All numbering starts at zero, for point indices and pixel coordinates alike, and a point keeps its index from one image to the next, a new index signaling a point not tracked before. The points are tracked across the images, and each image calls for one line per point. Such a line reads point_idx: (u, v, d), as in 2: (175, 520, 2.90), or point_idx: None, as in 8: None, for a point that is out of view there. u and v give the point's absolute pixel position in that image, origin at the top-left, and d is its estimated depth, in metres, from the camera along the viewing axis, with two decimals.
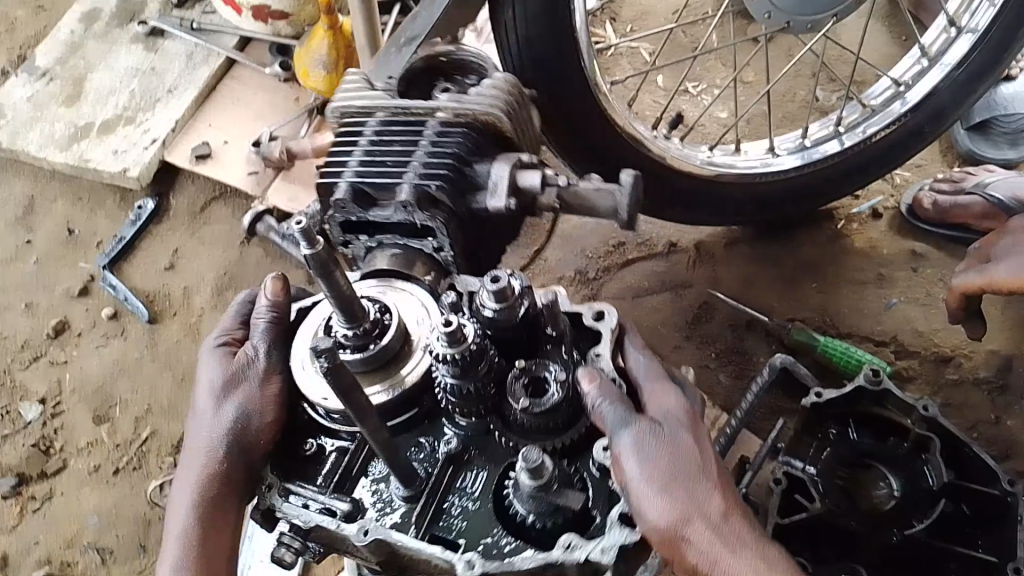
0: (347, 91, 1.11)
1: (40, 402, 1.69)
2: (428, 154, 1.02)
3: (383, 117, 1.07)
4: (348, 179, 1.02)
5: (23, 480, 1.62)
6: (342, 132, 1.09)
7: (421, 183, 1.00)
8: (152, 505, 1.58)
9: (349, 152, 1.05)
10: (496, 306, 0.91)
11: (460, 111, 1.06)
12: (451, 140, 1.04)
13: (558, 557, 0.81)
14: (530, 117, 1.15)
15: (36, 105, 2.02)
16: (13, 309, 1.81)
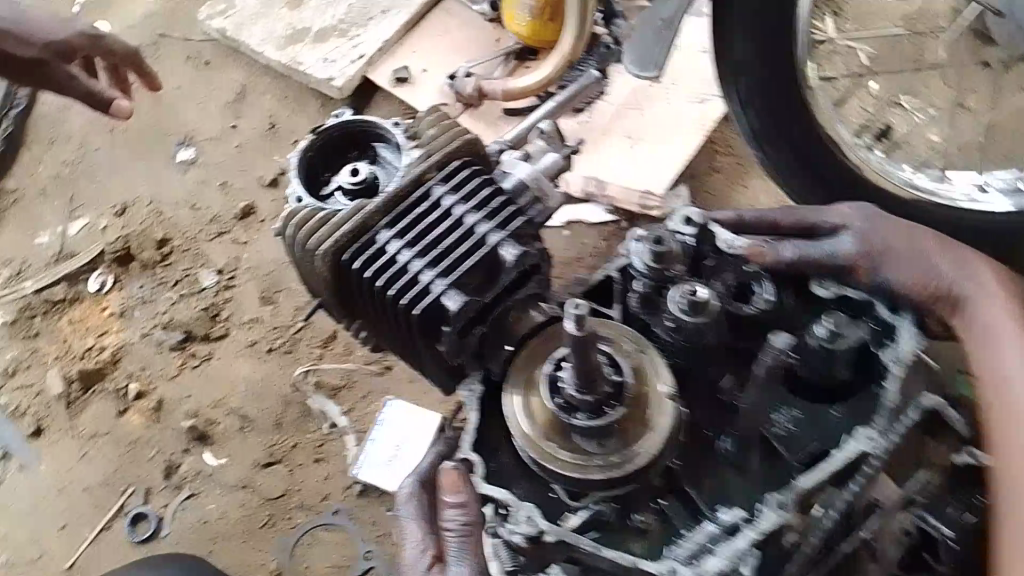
0: (322, 234, 1.06)
1: (218, 272, 1.85)
2: (467, 202, 1.06)
3: (384, 219, 1.06)
4: (443, 282, 1.01)
5: (190, 337, 1.77)
6: (364, 266, 1.05)
7: (493, 226, 1.04)
8: (295, 389, 1.73)
9: (411, 269, 1.03)
10: (653, 266, 1.02)
11: (424, 154, 1.09)
12: (460, 184, 1.08)
13: (899, 364, 1.03)
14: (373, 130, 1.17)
15: (264, 4, 2.16)
16: (209, 184, 1.96)
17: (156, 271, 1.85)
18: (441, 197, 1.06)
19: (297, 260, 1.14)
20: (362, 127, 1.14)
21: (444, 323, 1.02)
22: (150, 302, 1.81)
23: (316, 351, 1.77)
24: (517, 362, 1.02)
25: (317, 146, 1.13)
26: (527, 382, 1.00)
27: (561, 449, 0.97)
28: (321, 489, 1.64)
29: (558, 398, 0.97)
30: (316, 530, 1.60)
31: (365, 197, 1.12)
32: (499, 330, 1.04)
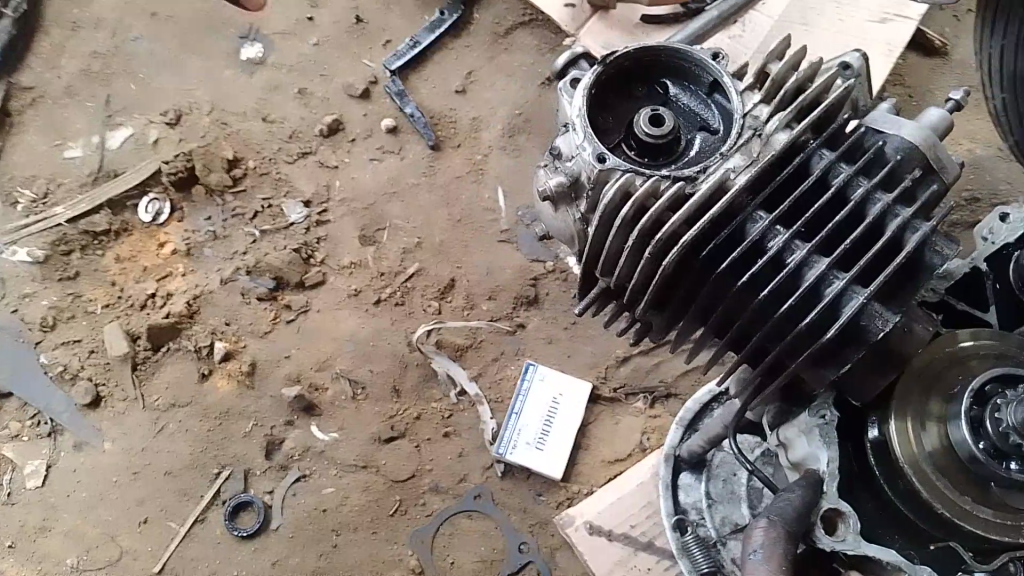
0: (676, 216, 0.76)
1: (307, 204, 1.51)
2: (870, 179, 0.78)
3: (756, 199, 0.78)
4: (862, 294, 0.74)
5: (280, 285, 1.45)
6: (733, 263, 0.77)
7: (913, 215, 0.77)
8: (412, 348, 1.44)
9: (811, 270, 0.75)
10: None
11: (793, 109, 0.80)
12: (847, 155, 0.80)
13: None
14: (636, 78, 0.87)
15: None
16: (284, 90, 1.60)
17: (227, 199, 1.50)
18: (833, 171, 0.78)
19: (599, 236, 0.83)
20: (670, 56, 0.86)
21: (856, 347, 0.76)
22: (225, 238, 1.48)
23: (433, 306, 1.47)
24: (898, 384, 0.82)
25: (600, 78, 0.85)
26: (922, 412, 0.81)
27: (981, 506, 0.79)
28: (455, 469, 1.38)
29: (982, 441, 0.77)
30: (456, 517, 1.35)
31: (663, 155, 0.83)
32: (887, 355, 0.78)
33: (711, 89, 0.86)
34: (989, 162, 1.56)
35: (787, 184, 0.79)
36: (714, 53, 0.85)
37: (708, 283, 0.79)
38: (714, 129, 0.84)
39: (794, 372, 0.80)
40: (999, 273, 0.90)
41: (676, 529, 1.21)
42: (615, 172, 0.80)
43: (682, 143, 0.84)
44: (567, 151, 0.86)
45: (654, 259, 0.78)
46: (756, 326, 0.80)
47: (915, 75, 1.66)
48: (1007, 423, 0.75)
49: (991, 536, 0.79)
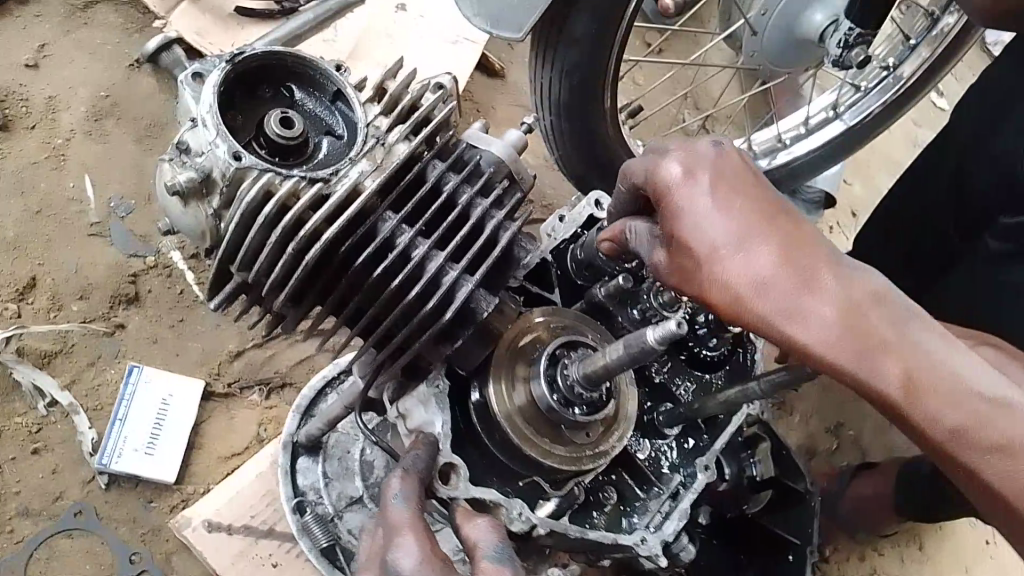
0: (314, 219, 0.80)
1: None
2: (470, 186, 0.89)
3: (383, 201, 0.84)
4: (471, 284, 0.85)
5: None
6: (364, 260, 0.83)
7: (505, 218, 0.90)
8: None
9: (432, 266, 0.84)
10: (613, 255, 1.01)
11: (411, 122, 0.88)
12: (453, 164, 0.90)
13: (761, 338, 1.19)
14: (259, 75, 0.86)
15: None
16: None
17: None
18: (444, 179, 0.87)
19: (234, 235, 0.83)
20: (291, 63, 0.87)
21: (464, 326, 0.88)
22: None
23: (11, 308, 1.31)
24: (498, 355, 0.94)
25: (226, 78, 0.83)
26: (512, 374, 0.94)
27: (554, 445, 0.94)
28: (48, 488, 1.26)
29: (556, 393, 0.93)
30: (54, 539, 1.24)
31: (294, 156, 0.84)
32: (486, 336, 0.91)
33: (333, 97, 0.89)
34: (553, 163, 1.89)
35: (407, 189, 0.87)
36: (336, 64, 0.89)
37: (340, 273, 0.85)
38: (339, 136, 0.87)
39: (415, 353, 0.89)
40: (559, 261, 1.07)
41: (295, 511, 1.24)
42: (254, 171, 0.81)
43: (310, 146, 0.86)
44: (197, 147, 0.83)
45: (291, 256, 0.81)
46: (384, 312, 0.88)
47: (483, 94, 1.97)
48: (571, 378, 0.91)
49: (557, 471, 0.94)
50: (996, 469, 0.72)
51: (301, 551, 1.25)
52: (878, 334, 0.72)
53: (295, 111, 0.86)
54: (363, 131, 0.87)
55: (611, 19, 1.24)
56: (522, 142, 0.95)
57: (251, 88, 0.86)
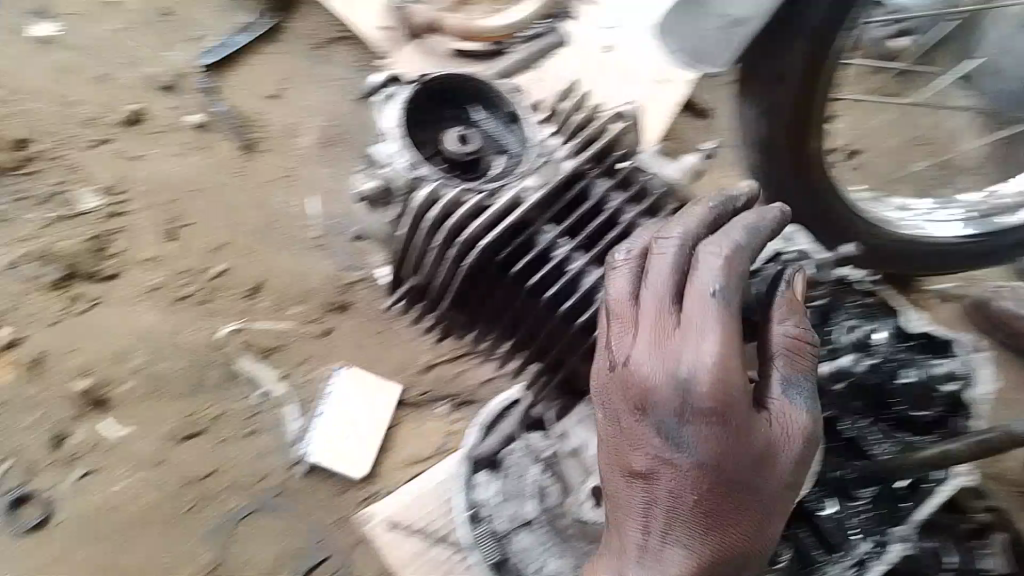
0: (475, 226, 0.89)
1: (103, 191, 1.45)
2: (629, 204, 0.96)
3: (543, 214, 0.92)
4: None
5: (70, 273, 1.38)
6: (522, 268, 0.91)
7: None
8: (218, 346, 1.40)
9: (583, 277, 0.91)
10: (803, 282, 1.03)
11: (581, 141, 0.97)
12: (616, 182, 0.98)
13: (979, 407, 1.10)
14: (445, 99, 1.00)
15: None
16: (84, 77, 1.56)
17: (14, 180, 1.42)
18: (604, 196, 0.95)
19: (406, 244, 0.93)
20: (477, 89, 1.00)
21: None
22: (9, 220, 1.39)
23: (242, 301, 1.45)
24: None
25: (417, 99, 0.98)
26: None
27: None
28: (256, 468, 1.35)
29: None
30: (255, 515, 1.32)
31: (469, 171, 0.98)
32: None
33: (510, 119, 1.00)
34: None
35: (570, 208, 0.94)
36: (515, 89, 1.01)
37: (497, 281, 0.93)
38: (512, 154, 0.98)
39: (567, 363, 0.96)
40: None
41: (471, 521, 1.25)
42: (426, 180, 0.93)
43: (485, 164, 0.98)
44: (384, 160, 0.97)
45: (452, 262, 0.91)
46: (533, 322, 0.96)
47: (683, 132, 1.97)
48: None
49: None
50: None
51: (472, 563, 1.26)
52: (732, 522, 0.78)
53: (476, 131, 0.99)
54: (532, 151, 0.97)
55: (830, 39, 1.17)
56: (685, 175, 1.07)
57: (440, 111, 1.00)
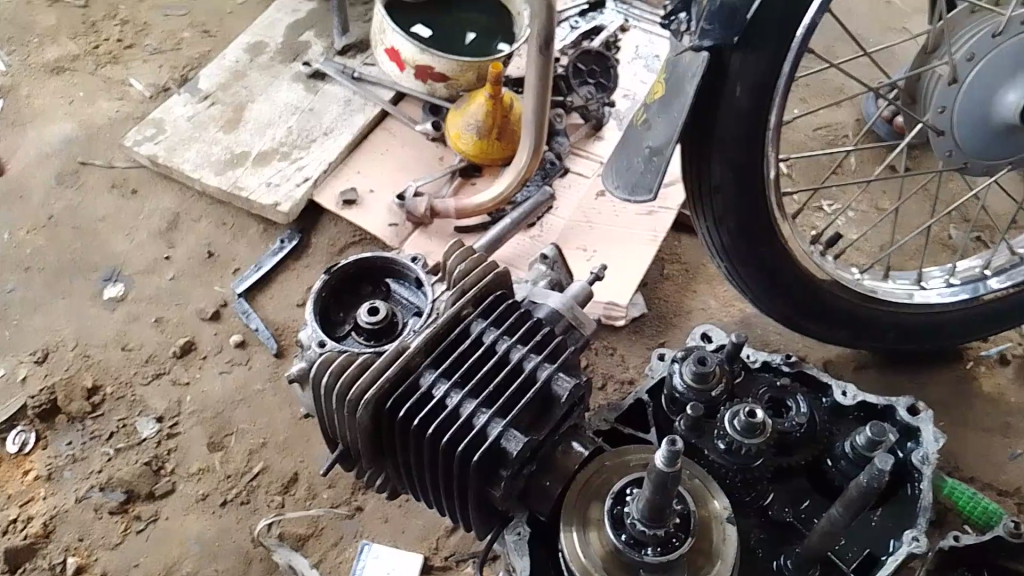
0: (360, 380, 1.00)
1: (158, 419, 1.69)
2: (510, 336, 1.04)
3: (424, 360, 1.02)
4: (500, 423, 0.97)
5: (132, 497, 1.59)
6: (408, 410, 0.99)
7: (542, 358, 1.02)
8: (256, 544, 1.56)
9: (462, 412, 0.98)
10: (695, 383, 1.08)
11: (457, 290, 1.08)
12: (496, 318, 1.06)
13: (929, 466, 1.09)
14: (356, 285, 1.15)
15: (196, 127, 2.04)
16: (142, 320, 1.81)
17: (87, 423, 1.68)
18: (484, 332, 1.04)
19: (318, 410, 1.10)
20: (378, 264, 1.14)
21: (502, 464, 0.98)
22: (83, 459, 1.63)
23: (276, 499, 1.62)
24: (571, 496, 1.01)
25: (329, 285, 1.12)
26: (585, 519, 0.99)
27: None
28: None
29: (623, 534, 0.94)
30: None
31: (385, 335, 1.09)
32: (549, 469, 1.02)
33: (416, 282, 1.14)
34: (752, 316, 1.91)
35: (451, 350, 1.03)
36: (413, 256, 1.15)
37: (398, 431, 1.01)
38: (420, 311, 1.11)
39: (473, 497, 1.01)
40: (655, 399, 1.16)
41: None
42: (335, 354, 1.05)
43: (397, 325, 1.10)
44: (304, 342, 1.11)
45: (352, 416, 1.01)
46: (438, 460, 1.01)
47: (690, 254, 2.03)
48: (634, 516, 0.93)
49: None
50: None
51: None
52: None
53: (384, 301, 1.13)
54: (423, 315, 1.09)
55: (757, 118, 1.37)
56: (584, 294, 1.14)
57: (354, 292, 1.15)
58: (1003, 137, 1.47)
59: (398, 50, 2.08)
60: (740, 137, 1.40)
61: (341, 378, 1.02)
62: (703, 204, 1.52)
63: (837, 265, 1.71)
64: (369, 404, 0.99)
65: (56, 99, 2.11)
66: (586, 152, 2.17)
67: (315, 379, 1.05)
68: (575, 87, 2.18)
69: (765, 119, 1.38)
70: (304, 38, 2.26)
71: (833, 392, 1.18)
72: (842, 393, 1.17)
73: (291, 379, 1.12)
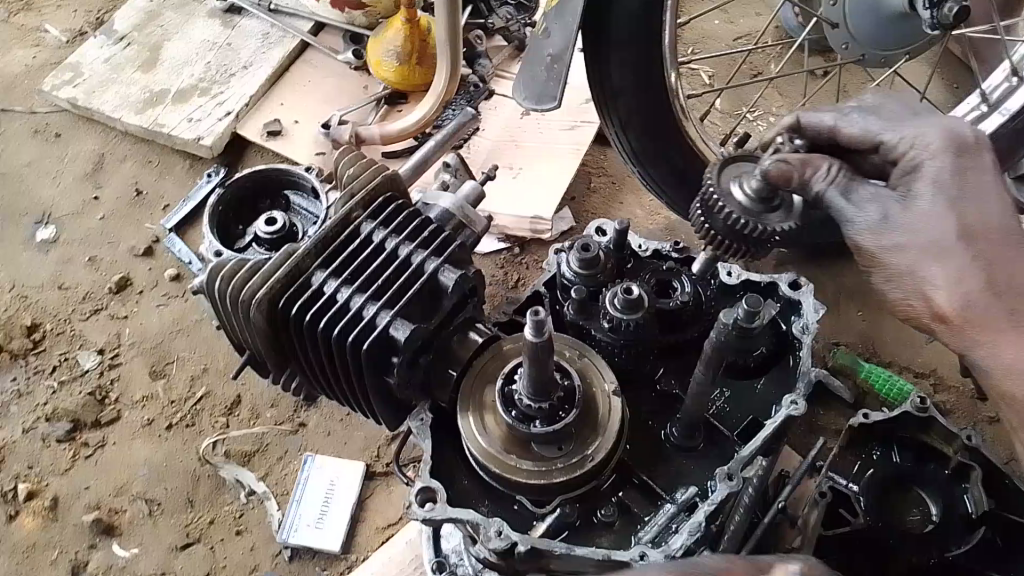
0: (251, 283, 1.02)
1: (98, 352, 1.73)
2: (398, 234, 1.05)
3: (316, 262, 1.03)
4: (388, 314, 0.99)
5: (77, 427, 1.64)
6: (299, 309, 1.00)
7: (429, 253, 1.03)
8: (203, 462, 1.63)
9: (353, 307, 0.99)
10: (581, 271, 1.14)
11: (347, 193, 1.09)
12: (386, 217, 1.07)
13: (809, 334, 1.15)
14: (253, 204, 1.24)
15: (114, 68, 2.04)
16: (76, 260, 1.84)
17: (28, 360, 1.71)
18: (373, 232, 1.05)
19: (221, 317, 1.12)
20: (273, 177, 1.23)
21: (394, 353, 1.00)
22: (27, 394, 1.67)
23: (220, 419, 1.68)
24: (467, 384, 1.05)
25: (225, 201, 1.20)
26: (481, 404, 1.03)
27: (524, 461, 1.00)
28: (247, 562, 1.55)
29: (513, 411, 1.00)
30: None
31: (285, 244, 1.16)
32: (445, 356, 1.06)
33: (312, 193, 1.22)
34: (677, 223, 1.98)
35: (342, 249, 1.04)
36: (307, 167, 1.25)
37: (294, 329, 1.02)
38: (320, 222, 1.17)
39: (373, 386, 1.03)
40: (553, 289, 1.19)
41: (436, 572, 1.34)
42: (228, 264, 1.06)
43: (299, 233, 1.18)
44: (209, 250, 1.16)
45: (247, 318, 1.03)
46: (335, 357, 1.03)
47: (616, 166, 2.09)
48: (521, 392, 0.99)
49: (531, 486, 0.99)
50: None
51: None
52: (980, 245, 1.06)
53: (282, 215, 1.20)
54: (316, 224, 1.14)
55: (650, 20, 1.45)
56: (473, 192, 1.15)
57: (254, 208, 1.25)
58: (892, 21, 1.52)
59: None
60: (631, 37, 1.47)
61: (235, 285, 1.04)
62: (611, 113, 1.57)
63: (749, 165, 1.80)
64: (256, 307, 1.00)
65: None
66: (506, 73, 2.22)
67: (211, 289, 1.06)
68: (495, 8, 2.21)
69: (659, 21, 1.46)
70: None
71: (721, 274, 1.23)
72: (727, 275, 1.23)
73: (194, 291, 1.18)
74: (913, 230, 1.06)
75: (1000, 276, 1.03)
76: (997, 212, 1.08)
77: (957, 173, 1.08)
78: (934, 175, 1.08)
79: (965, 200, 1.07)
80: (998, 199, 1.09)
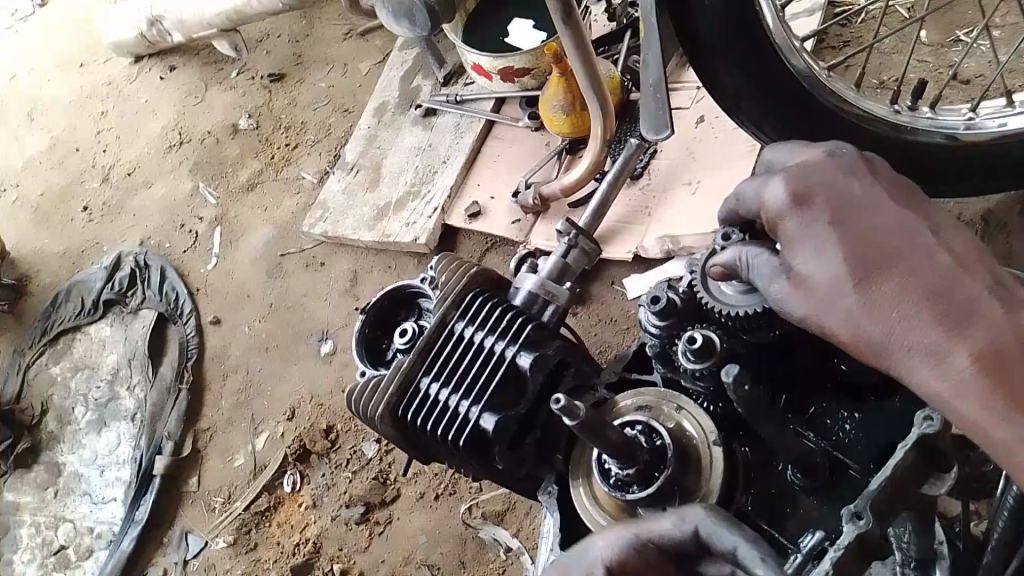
0: (373, 400, 1.23)
1: (376, 442, 2.07)
2: (485, 329, 1.21)
3: (420, 368, 1.23)
4: (478, 408, 1.16)
5: (369, 508, 1.98)
6: (414, 414, 1.21)
7: (505, 342, 1.19)
8: (466, 525, 1.87)
9: (450, 405, 1.18)
10: (660, 324, 1.07)
11: (442, 298, 1.27)
12: (473, 315, 1.24)
13: None
14: (385, 322, 1.38)
15: (350, 195, 2.42)
16: (351, 365, 2.22)
17: (330, 456, 2.10)
18: (462, 330, 1.23)
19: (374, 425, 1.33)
20: (385, 301, 1.38)
21: (490, 442, 1.16)
22: (332, 485, 2.05)
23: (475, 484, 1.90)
24: (576, 452, 1.13)
25: (370, 322, 1.37)
26: (589, 470, 1.10)
27: (629, 526, 1.03)
28: None
29: (611, 478, 1.03)
30: None
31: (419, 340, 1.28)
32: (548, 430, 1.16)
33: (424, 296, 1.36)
34: None
35: (442, 352, 1.23)
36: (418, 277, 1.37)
37: (415, 433, 1.22)
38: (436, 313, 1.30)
39: (486, 469, 1.20)
40: None
41: None
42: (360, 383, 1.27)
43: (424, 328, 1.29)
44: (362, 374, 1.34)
45: (380, 430, 1.25)
46: (448, 451, 1.22)
47: None
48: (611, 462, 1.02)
49: None
50: (944, 282, 0.84)
51: None
52: (887, 255, 0.87)
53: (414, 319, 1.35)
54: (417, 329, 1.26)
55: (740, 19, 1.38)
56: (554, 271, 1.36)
57: (388, 328, 1.38)
58: None
59: (479, 64, 2.27)
60: (733, 39, 1.40)
61: (370, 409, 1.23)
62: (731, 110, 1.52)
63: (938, 110, 1.58)
64: (379, 420, 1.22)
65: (254, 211, 2.59)
66: (681, 83, 2.14)
67: (351, 408, 1.28)
68: None
69: (753, 12, 1.38)
70: (416, 83, 2.56)
71: None
72: None
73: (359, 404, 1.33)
74: (807, 299, 0.88)
75: (913, 305, 0.84)
76: (896, 228, 0.88)
77: (831, 209, 0.90)
78: (803, 215, 0.91)
79: (848, 233, 0.88)
80: (884, 213, 0.89)
